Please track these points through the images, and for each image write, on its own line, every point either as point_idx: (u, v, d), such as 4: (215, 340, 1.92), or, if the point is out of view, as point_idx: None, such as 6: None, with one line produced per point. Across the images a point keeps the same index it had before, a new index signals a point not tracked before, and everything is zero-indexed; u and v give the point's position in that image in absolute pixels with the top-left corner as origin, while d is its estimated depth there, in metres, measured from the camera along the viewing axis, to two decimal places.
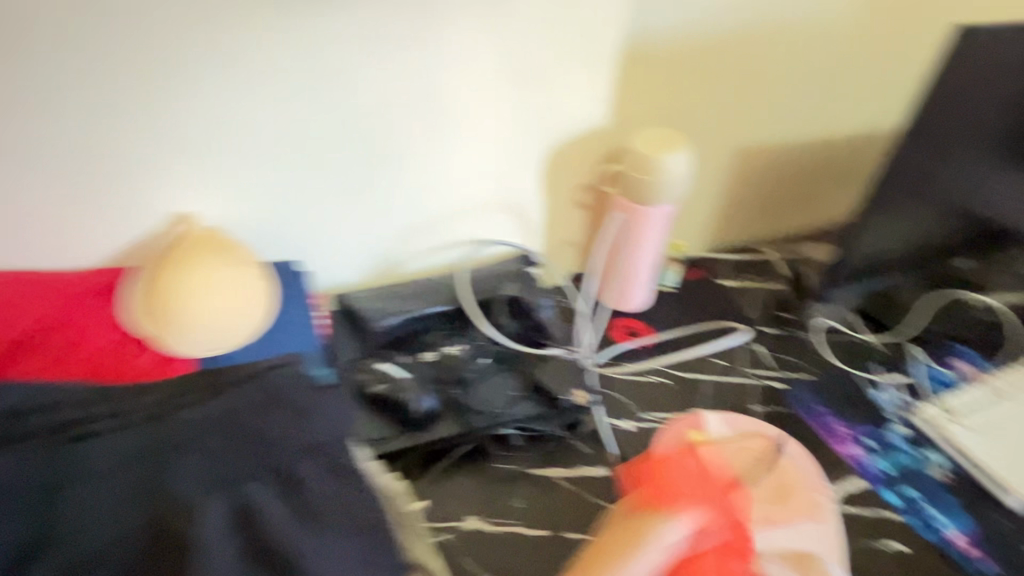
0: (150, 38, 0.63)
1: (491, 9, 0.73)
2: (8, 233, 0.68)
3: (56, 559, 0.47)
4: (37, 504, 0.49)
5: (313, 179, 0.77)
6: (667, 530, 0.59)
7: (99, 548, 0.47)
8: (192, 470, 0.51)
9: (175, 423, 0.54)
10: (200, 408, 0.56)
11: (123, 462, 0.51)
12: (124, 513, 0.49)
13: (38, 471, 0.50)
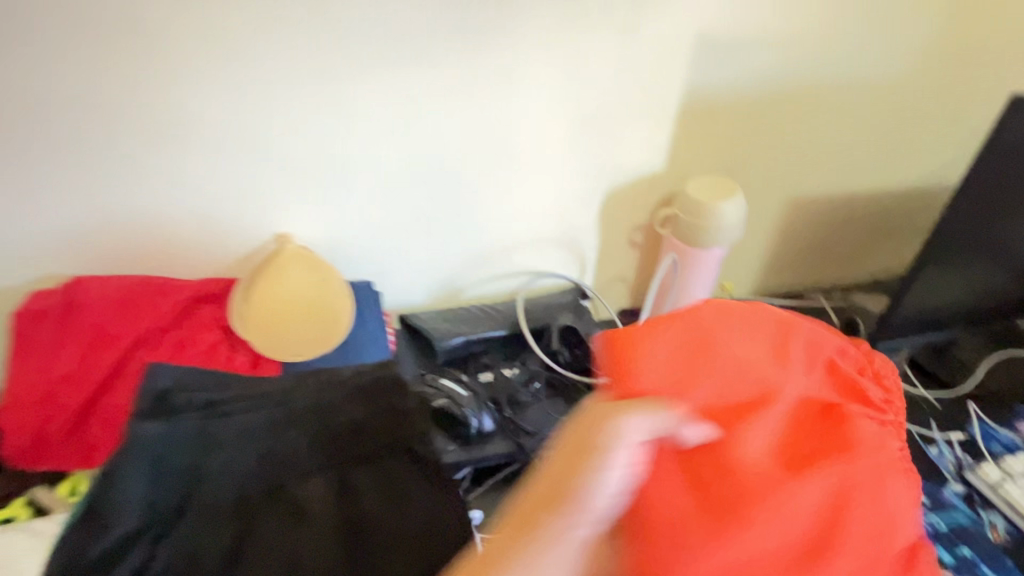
0: (273, 83, 0.74)
1: (564, 63, 0.81)
2: (136, 242, 0.79)
3: (191, 512, 0.54)
4: (170, 465, 0.54)
5: (394, 207, 0.86)
6: (633, 424, 0.44)
7: (224, 506, 0.55)
8: (307, 445, 0.58)
9: (285, 403, 0.59)
10: (307, 390, 0.60)
11: (242, 433, 0.57)
12: (247, 478, 0.56)
13: (170, 437, 0.55)
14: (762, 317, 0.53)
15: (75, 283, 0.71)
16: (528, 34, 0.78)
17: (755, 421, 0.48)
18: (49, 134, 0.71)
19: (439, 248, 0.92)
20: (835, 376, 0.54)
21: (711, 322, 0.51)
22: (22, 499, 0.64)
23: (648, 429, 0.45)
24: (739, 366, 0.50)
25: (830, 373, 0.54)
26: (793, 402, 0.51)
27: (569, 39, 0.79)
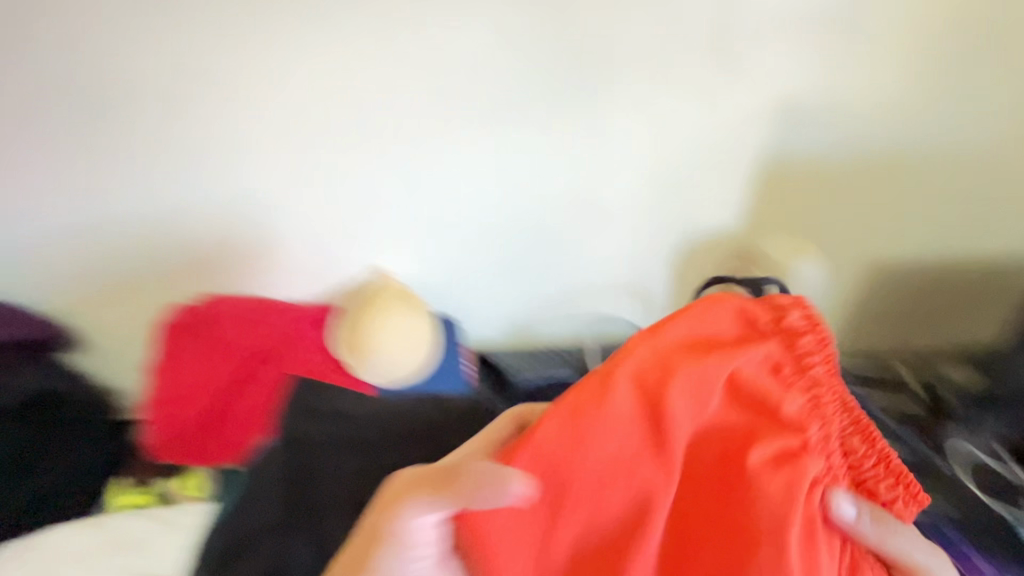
0: (392, 137, 0.84)
1: (650, 125, 0.87)
2: (257, 269, 0.90)
3: (321, 495, 0.61)
4: (302, 456, 0.63)
5: (482, 249, 0.94)
6: (421, 521, 0.50)
7: (350, 496, 0.61)
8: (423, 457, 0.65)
9: (407, 417, 0.68)
10: (423, 410, 0.69)
11: (367, 441, 0.65)
12: (367, 478, 0.62)
13: (304, 431, 0.64)
14: (613, 392, 0.53)
15: (215, 300, 0.83)
16: (616, 100, 0.85)
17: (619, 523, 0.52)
18: (198, 176, 0.83)
19: (516, 290, 0.98)
20: (738, 408, 0.55)
21: (570, 437, 0.53)
22: (145, 489, 0.75)
23: (432, 524, 0.50)
24: (597, 463, 0.52)
25: (734, 425, 0.54)
26: (661, 499, 0.52)
27: (652, 106, 0.86)
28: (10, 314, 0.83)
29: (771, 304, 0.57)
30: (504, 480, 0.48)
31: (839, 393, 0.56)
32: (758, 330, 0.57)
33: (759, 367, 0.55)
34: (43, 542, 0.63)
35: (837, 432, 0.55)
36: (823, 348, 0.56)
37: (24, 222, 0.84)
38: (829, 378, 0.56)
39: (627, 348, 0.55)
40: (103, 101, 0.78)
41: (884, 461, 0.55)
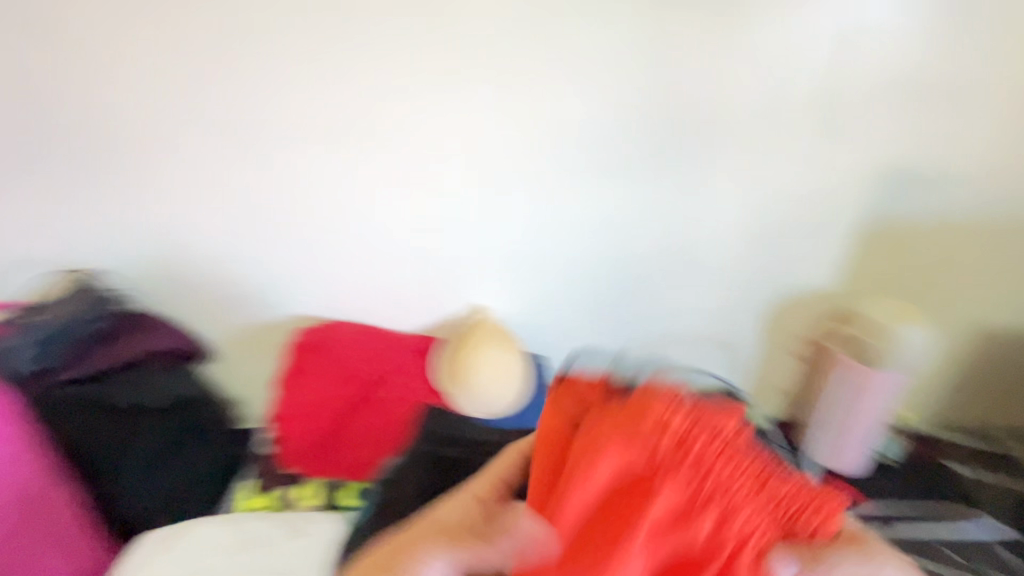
0: (500, 185, 0.88)
1: (749, 185, 0.89)
2: (362, 301, 0.95)
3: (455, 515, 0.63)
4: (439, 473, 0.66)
5: (574, 295, 0.96)
6: None
7: None
8: None
9: None
10: None
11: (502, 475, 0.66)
12: None
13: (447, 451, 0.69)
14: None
15: (330, 325, 0.90)
16: (724, 158, 0.87)
17: None
18: (322, 213, 0.90)
19: (606, 336, 0.99)
20: (654, 516, 0.45)
21: None
22: (265, 492, 0.80)
23: None
24: None
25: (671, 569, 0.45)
26: None
27: (753, 168, 0.88)
28: (161, 325, 0.90)
29: (590, 397, 0.52)
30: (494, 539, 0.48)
31: (700, 472, 0.47)
32: (637, 423, 0.48)
33: (647, 473, 0.46)
34: (183, 534, 0.70)
35: (746, 498, 0.47)
36: (683, 416, 0.49)
37: (166, 241, 0.91)
38: (711, 435, 0.49)
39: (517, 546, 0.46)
40: (253, 138, 0.85)
41: (796, 491, 0.48)
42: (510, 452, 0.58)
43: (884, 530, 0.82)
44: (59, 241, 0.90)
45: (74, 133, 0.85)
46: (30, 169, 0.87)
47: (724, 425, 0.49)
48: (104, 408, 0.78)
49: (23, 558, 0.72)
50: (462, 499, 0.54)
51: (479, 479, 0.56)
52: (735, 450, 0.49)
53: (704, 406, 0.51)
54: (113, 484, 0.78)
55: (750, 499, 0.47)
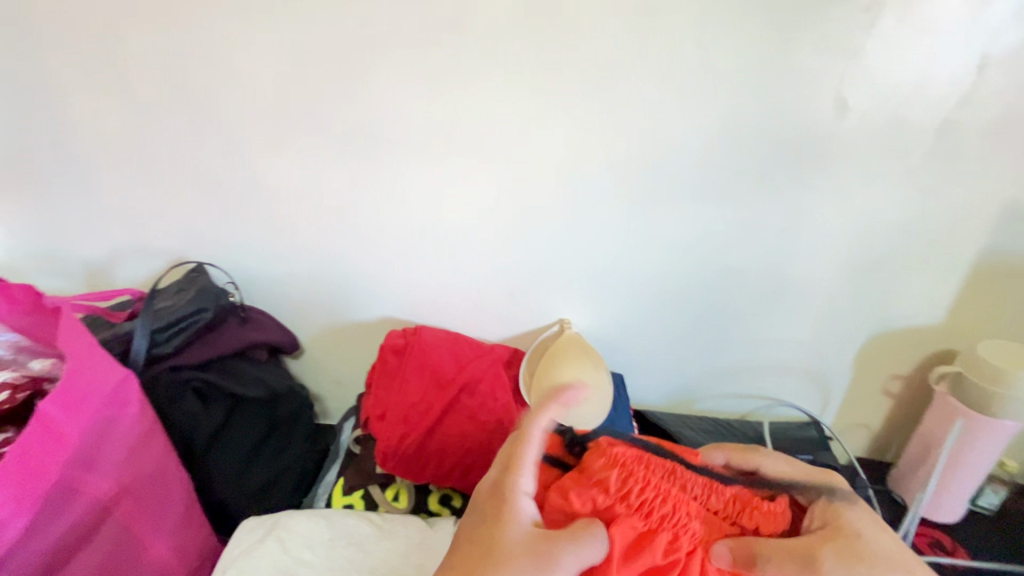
0: (597, 200, 0.87)
1: (859, 213, 0.85)
2: (451, 307, 0.98)
3: None
4: None
5: (661, 315, 0.95)
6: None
7: None
8: None
9: None
10: None
11: None
12: None
13: None
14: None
15: (415, 330, 0.92)
16: (835, 184, 0.84)
17: None
18: (419, 218, 0.91)
19: (688, 356, 0.98)
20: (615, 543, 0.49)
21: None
22: (360, 491, 0.82)
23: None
24: None
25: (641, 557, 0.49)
26: None
27: (866, 195, 0.84)
28: (261, 318, 0.96)
29: (554, 457, 0.55)
30: (584, 535, 0.48)
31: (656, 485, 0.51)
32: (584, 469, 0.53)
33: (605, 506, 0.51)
34: (277, 524, 0.71)
35: (696, 512, 0.51)
36: (620, 450, 0.53)
37: (273, 237, 0.95)
38: (649, 464, 0.53)
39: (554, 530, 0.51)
40: (360, 143, 0.87)
41: (736, 496, 0.53)
42: (523, 439, 0.52)
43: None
44: (177, 231, 0.97)
45: (195, 131, 0.89)
46: (153, 163, 0.92)
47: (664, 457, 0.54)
48: (205, 396, 0.83)
49: (136, 541, 0.66)
50: (521, 494, 0.50)
51: (520, 476, 0.51)
52: (663, 461, 0.53)
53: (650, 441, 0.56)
54: (205, 475, 0.82)
55: (694, 510, 0.51)
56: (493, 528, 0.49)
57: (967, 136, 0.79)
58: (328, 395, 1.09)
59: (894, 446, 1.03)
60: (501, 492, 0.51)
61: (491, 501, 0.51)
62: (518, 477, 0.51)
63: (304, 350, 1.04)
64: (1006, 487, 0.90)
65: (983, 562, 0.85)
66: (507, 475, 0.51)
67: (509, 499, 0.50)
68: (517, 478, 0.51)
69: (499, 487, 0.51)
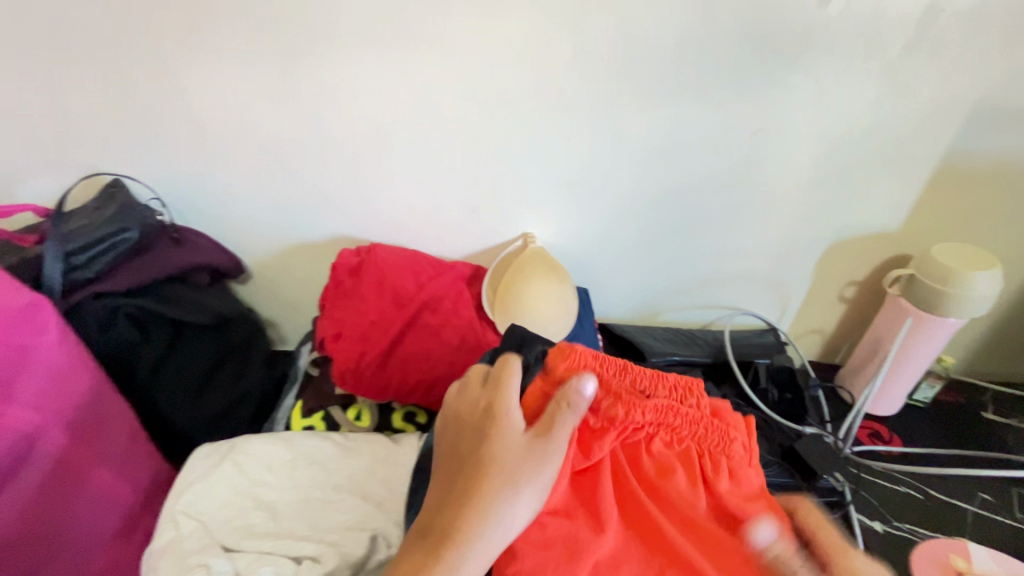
0: (561, 103, 0.80)
1: (833, 112, 0.82)
2: (409, 223, 0.92)
3: None
4: None
5: (628, 226, 0.92)
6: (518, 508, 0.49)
7: None
8: None
9: None
10: None
11: None
12: None
13: None
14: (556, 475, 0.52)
15: (369, 248, 0.86)
16: (811, 81, 0.79)
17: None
18: (366, 122, 0.82)
19: (652, 267, 0.97)
20: None
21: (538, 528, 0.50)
22: (320, 413, 0.80)
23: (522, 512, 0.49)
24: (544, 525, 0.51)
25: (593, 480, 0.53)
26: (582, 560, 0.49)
27: (841, 91, 0.80)
28: (197, 239, 0.88)
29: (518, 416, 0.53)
30: (580, 400, 0.53)
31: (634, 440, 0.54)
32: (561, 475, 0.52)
33: (609, 560, 0.50)
34: (234, 449, 0.68)
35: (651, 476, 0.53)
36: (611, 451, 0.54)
37: (201, 148, 0.85)
38: (635, 462, 0.54)
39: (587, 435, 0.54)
40: (289, 30, 0.75)
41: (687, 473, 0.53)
42: (477, 430, 0.52)
43: (903, 464, 0.90)
44: (83, 139, 0.84)
45: (88, 16, 0.74)
46: (45, 63, 0.78)
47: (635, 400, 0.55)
48: (140, 323, 0.77)
49: (76, 473, 0.63)
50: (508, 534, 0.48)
51: (520, 499, 0.49)
52: (668, 441, 0.54)
53: (628, 407, 0.54)
54: (156, 403, 0.79)
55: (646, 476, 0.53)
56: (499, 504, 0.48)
57: (949, 26, 0.75)
58: (282, 321, 1.03)
59: (843, 349, 1.07)
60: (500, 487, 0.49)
61: (453, 538, 0.47)
62: (514, 500, 0.49)
63: (251, 274, 0.97)
64: (940, 381, 0.95)
65: (914, 447, 0.92)
66: (494, 497, 0.48)
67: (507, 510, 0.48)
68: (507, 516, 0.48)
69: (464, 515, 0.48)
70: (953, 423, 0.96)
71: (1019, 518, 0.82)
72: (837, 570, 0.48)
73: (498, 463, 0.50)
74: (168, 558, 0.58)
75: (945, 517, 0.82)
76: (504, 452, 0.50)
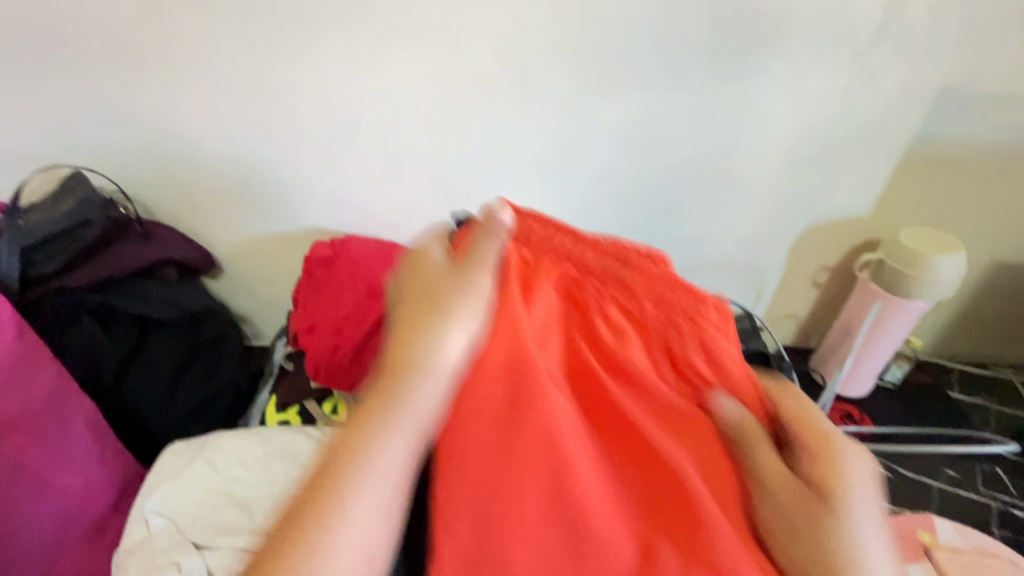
0: (536, 90, 0.80)
1: (804, 99, 0.83)
2: (385, 214, 0.90)
3: None
4: None
5: (604, 214, 0.92)
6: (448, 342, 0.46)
7: None
8: None
9: None
10: None
11: None
12: None
13: None
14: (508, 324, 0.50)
15: (343, 239, 0.84)
16: (782, 67, 0.80)
17: (524, 439, 0.47)
18: (337, 111, 0.81)
19: None
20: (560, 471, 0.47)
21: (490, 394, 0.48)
22: (295, 408, 0.79)
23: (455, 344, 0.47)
24: (495, 387, 0.48)
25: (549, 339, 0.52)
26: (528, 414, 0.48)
27: (812, 78, 0.81)
28: (165, 234, 0.84)
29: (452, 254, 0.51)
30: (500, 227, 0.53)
31: (593, 297, 0.52)
32: (507, 320, 0.49)
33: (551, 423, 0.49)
34: (207, 445, 0.67)
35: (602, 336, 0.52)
36: (561, 314, 0.53)
37: (165, 138, 0.82)
38: (584, 320, 0.53)
39: (541, 290, 0.52)
40: (253, 16, 0.73)
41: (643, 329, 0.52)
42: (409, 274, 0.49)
43: (872, 443, 0.92)
44: (39, 131, 0.81)
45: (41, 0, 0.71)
46: None
47: (587, 255, 0.53)
48: (105, 319, 0.76)
49: (38, 475, 0.62)
50: (446, 361, 0.46)
51: (450, 333, 0.46)
52: (619, 294, 0.52)
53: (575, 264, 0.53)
54: (124, 401, 0.78)
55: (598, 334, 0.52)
56: (431, 337, 0.46)
57: (915, 12, 0.76)
58: (256, 315, 1.01)
59: (817, 333, 1.09)
60: (430, 317, 0.46)
61: (382, 374, 0.44)
62: (446, 332, 0.46)
63: (223, 268, 0.95)
64: (909, 362, 0.98)
65: (884, 427, 0.94)
66: (421, 332, 0.46)
67: (437, 344, 0.46)
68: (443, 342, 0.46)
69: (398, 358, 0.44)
70: (921, 402, 0.99)
71: (980, 493, 0.86)
72: (815, 454, 0.45)
73: (428, 298, 0.47)
74: (141, 558, 0.57)
75: (912, 494, 0.85)
76: (434, 277, 0.48)
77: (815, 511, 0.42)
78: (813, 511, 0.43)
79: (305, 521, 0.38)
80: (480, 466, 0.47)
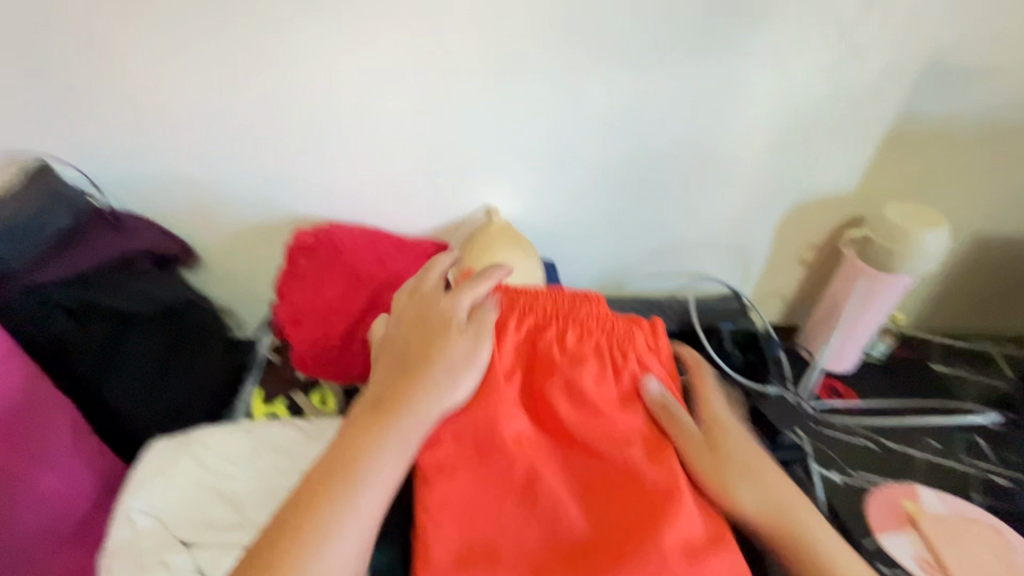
0: (520, 69, 0.78)
1: (790, 74, 0.82)
2: (367, 200, 0.88)
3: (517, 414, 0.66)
4: None
5: (591, 195, 0.91)
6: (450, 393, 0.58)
7: None
8: None
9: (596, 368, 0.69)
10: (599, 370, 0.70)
11: None
12: None
13: None
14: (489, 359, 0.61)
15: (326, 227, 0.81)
16: (769, 42, 0.79)
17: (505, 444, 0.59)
18: (315, 93, 0.78)
19: (618, 236, 0.97)
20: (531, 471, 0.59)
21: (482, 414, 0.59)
22: (282, 400, 0.78)
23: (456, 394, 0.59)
24: (485, 414, 0.59)
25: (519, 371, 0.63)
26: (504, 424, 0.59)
27: (798, 53, 0.80)
28: (136, 224, 0.82)
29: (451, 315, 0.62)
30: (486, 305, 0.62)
31: (554, 332, 0.64)
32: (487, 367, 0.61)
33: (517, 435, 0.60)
34: (190, 441, 0.65)
35: (564, 369, 0.62)
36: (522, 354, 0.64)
37: (134, 124, 0.79)
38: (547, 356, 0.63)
39: (512, 335, 0.63)
40: None
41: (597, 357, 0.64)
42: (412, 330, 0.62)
43: (857, 417, 0.94)
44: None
45: None
46: None
47: (537, 303, 0.65)
48: (78, 313, 0.74)
49: (19, 475, 0.61)
50: (440, 411, 0.58)
51: (455, 385, 0.58)
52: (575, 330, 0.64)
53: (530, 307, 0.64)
54: (104, 398, 0.75)
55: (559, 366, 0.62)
56: (434, 385, 0.58)
57: None
58: (238, 307, 0.99)
59: (803, 311, 1.10)
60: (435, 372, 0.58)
61: (387, 415, 0.56)
62: (451, 385, 0.58)
63: (202, 260, 0.92)
64: (891, 337, 1.00)
65: (869, 402, 0.96)
66: (421, 386, 0.57)
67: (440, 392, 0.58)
68: (439, 397, 0.58)
69: (393, 409, 0.56)
70: (904, 376, 1.01)
71: (964, 462, 0.87)
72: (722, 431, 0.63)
73: (433, 357, 0.59)
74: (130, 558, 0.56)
75: (899, 465, 0.86)
76: (435, 337, 0.60)
77: (728, 463, 0.60)
78: (726, 464, 0.60)
79: (305, 529, 0.49)
80: (467, 469, 0.58)
